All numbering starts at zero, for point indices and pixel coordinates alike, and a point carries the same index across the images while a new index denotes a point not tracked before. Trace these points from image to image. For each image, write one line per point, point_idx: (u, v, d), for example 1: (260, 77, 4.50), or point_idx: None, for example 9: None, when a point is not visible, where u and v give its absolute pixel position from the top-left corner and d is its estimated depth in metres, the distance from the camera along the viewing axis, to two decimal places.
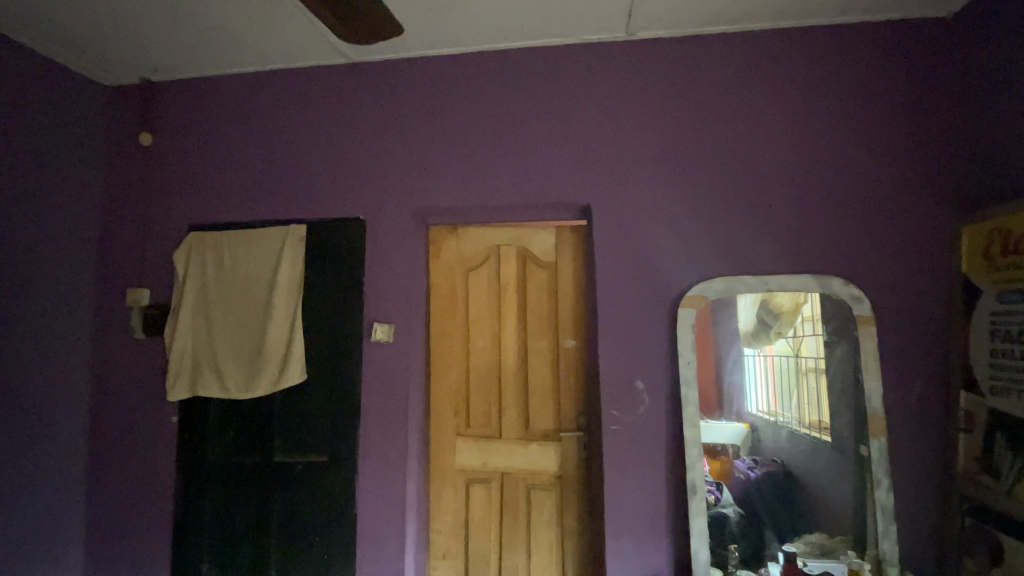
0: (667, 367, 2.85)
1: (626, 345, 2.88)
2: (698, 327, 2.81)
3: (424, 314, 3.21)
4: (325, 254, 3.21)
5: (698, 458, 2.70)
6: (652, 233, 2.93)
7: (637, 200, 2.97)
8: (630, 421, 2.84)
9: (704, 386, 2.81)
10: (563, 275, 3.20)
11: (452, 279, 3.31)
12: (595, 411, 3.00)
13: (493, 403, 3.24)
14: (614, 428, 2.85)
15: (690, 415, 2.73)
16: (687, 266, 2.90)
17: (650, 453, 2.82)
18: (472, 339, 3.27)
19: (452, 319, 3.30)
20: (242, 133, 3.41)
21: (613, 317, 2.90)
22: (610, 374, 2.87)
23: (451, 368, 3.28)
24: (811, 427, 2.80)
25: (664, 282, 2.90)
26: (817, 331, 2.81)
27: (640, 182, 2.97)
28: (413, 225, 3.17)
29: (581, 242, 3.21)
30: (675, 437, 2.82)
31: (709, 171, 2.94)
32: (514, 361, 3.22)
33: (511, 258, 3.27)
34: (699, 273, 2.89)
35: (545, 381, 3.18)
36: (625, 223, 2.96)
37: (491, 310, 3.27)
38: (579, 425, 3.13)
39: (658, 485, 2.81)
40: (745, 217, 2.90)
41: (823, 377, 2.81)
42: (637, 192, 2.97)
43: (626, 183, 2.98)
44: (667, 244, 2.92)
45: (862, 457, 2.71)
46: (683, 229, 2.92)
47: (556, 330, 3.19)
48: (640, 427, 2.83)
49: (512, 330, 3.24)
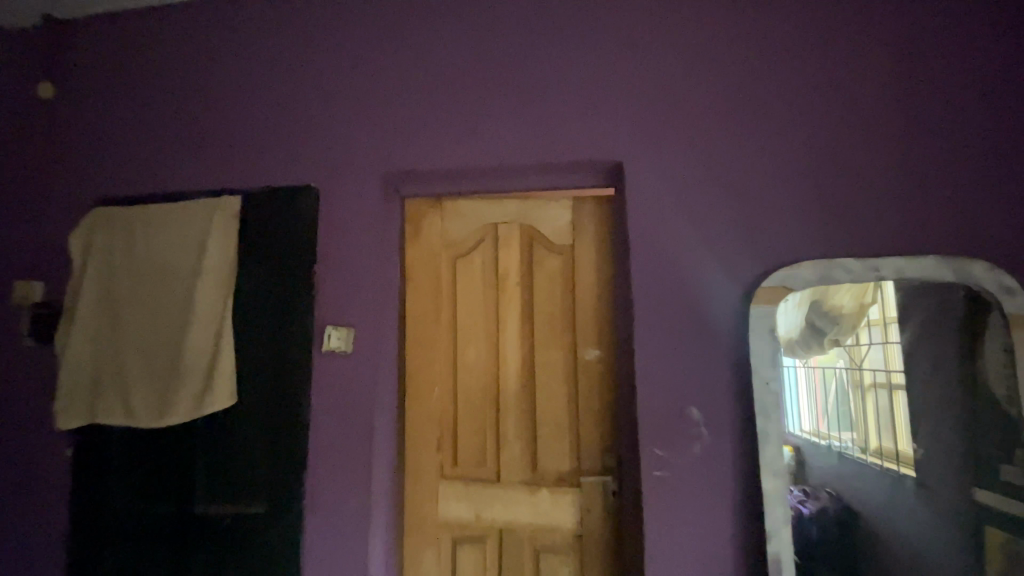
0: (734, 390, 1.99)
1: (674, 358, 2.02)
2: (779, 334, 1.95)
3: (397, 316, 2.40)
4: (264, 236, 2.40)
5: (781, 520, 1.87)
6: (710, 202, 2.09)
7: (689, 155, 2.12)
8: (680, 466, 1.99)
9: (792, 418, 1.92)
10: (582, 263, 2.35)
11: (434, 268, 2.46)
12: (629, 449, 2.15)
13: (490, 434, 2.39)
14: (657, 474, 1.99)
15: (770, 459, 1.89)
16: (761, 245, 2.04)
17: (710, 512, 1.96)
18: (459, 349, 2.44)
19: (433, 321, 2.44)
20: (168, 80, 2.64)
21: (656, 320, 2.05)
22: (652, 401, 2.01)
23: (433, 389, 2.42)
24: (881, 456, 1.94)
25: (729, 269, 2.04)
26: (887, 338, 1.97)
27: (693, 131, 2.13)
28: (380, 196, 2.35)
29: (606, 217, 2.36)
30: (749, 490, 1.96)
31: (791, 115, 2.10)
32: (516, 379, 2.38)
33: (512, 240, 2.42)
34: (777, 256, 2.04)
35: (558, 407, 2.33)
36: (674, 187, 2.11)
37: (485, 311, 2.43)
38: (606, 467, 2.28)
39: (723, 557, 1.95)
40: (844, 175, 2.04)
41: (897, 397, 1.95)
42: (689, 144, 2.13)
43: (674, 132, 2.14)
44: (733, 215, 2.07)
45: (999, 510, 1.83)
46: (755, 193, 2.07)
47: (572, 337, 2.34)
48: (695, 474, 1.98)
49: (512, 338, 2.39)
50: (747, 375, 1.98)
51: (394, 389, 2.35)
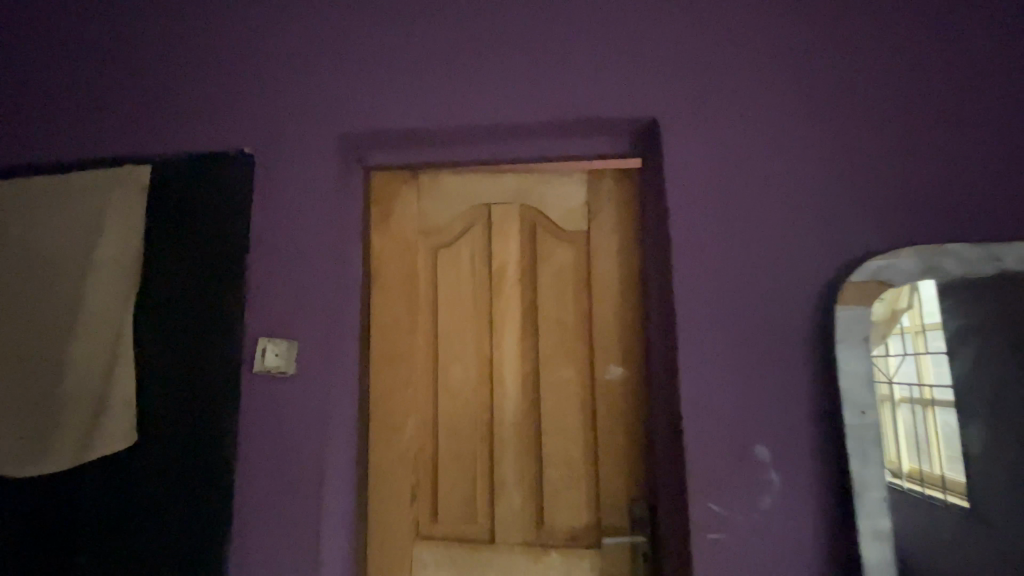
0: (815, 425, 1.46)
1: (732, 382, 1.49)
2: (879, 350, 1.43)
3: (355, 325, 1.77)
4: (175, 216, 1.77)
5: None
6: (782, 170, 1.55)
7: (751, 111, 1.59)
8: (745, 528, 1.45)
9: (900, 465, 1.40)
10: (602, 254, 1.76)
11: (405, 261, 1.84)
12: (667, 503, 1.59)
13: (482, 481, 1.79)
14: (713, 538, 1.45)
15: (874, 521, 1.36)
16: (848, 228, 1.52)
17: None
18: (439, 371, 1.83)
19: (403, 333, 1.82)
20: (52, 12, 1.98)
21: (707, 330, 1.51)
22: (704, 440, 1.48)
23: (403, 424, 1.80)
24: (921, 482, 1.40)
25: (809, 261, 1.51)
26: (919, 348, 1.44)
27: (756, 78, 1.61)
28: (334, 162, 1.73)
29: (633, 193, 1.78)
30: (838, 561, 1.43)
31: (883, 57, 1.59)
32: (513, 410, 1.77)
33: (509, 224, 1.81)
34: (871, 241, 1.52)
35: (572, 446, 1.74)
36: (732, 148, 1.57)
37: (474, 319, 1.82)
38: (634, 525, 1.70)
39: None
40: (956, 134, 1.54)
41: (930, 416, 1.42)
42: (750, 96, 1.60)
43: (730, 81, 1.61)
44: (811, 189, 1.54)
45: None
46: (839, 159, 1.55)
47: (589, 352, 1.75)
48: (767, 538, 1.44)
49: (509, 355, 1.79)
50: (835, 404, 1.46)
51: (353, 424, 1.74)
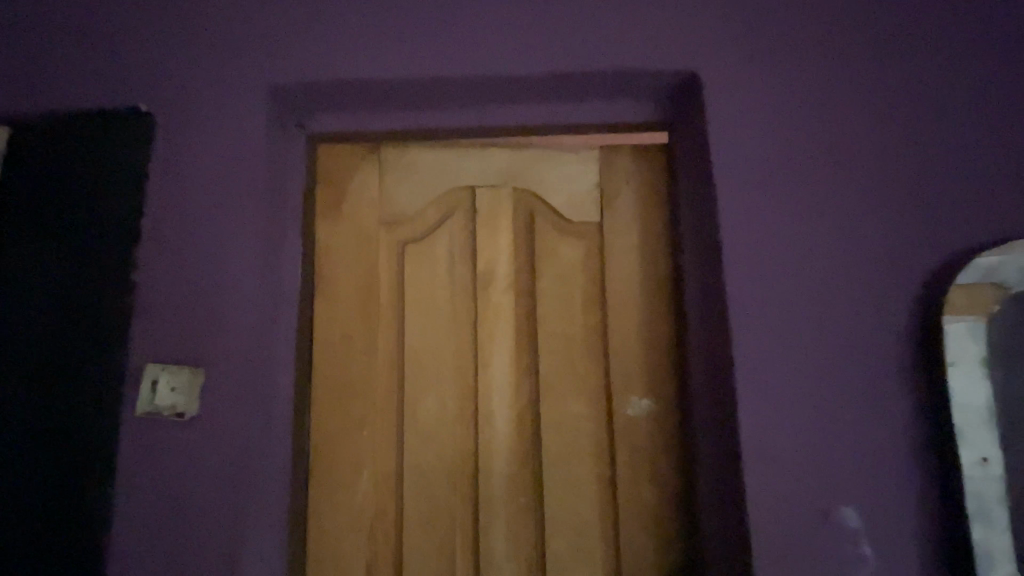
0: (917, 478, 1.08)
1: (807, 423, 1.09)
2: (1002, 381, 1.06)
3: (292, 347, 1.30)
4: (26, 187, 1.25)
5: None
6: (862, 137, 1.17)
7: (821, 58, 1.21)
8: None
9: None
10: (620, 252, 1.36)
11: (361, 261, 1.38)
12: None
13: (466, 559, 1.30)
14: None
15: None
16: (954, 214, 1.15)
17: None
18: (405, 409, 1.33)
19: (356, 357, 1.34)
20: None
21: (774, 351, 1.11)
22: (776, 503, 1.07)
23: (356, 483, 1.31)
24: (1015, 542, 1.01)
25: (900, 256, 1.14)
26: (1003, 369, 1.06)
27: (827, 15, 1.22)
28: (264, 124, 1.27)
29: (656, 172, 1.38)
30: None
31: None
32: (507, 460, 1.31)
33: (500, 212, 1.38)
34: (984, 230, 1.14)
35: (585, 507, 1.30)
36: (796, 108, 1.19)
37: (453, 338, 1.35)
38: None
39: None
40: None
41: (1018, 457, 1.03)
42: (819, 38, 1.21)
43: (793, 18, 1.22)
44: (901, 162, 1.16)
45: None
46: (937, 122, 1.17)
47: (605, 380, 1.33)
48: None
49: (500, 386, 1.33)
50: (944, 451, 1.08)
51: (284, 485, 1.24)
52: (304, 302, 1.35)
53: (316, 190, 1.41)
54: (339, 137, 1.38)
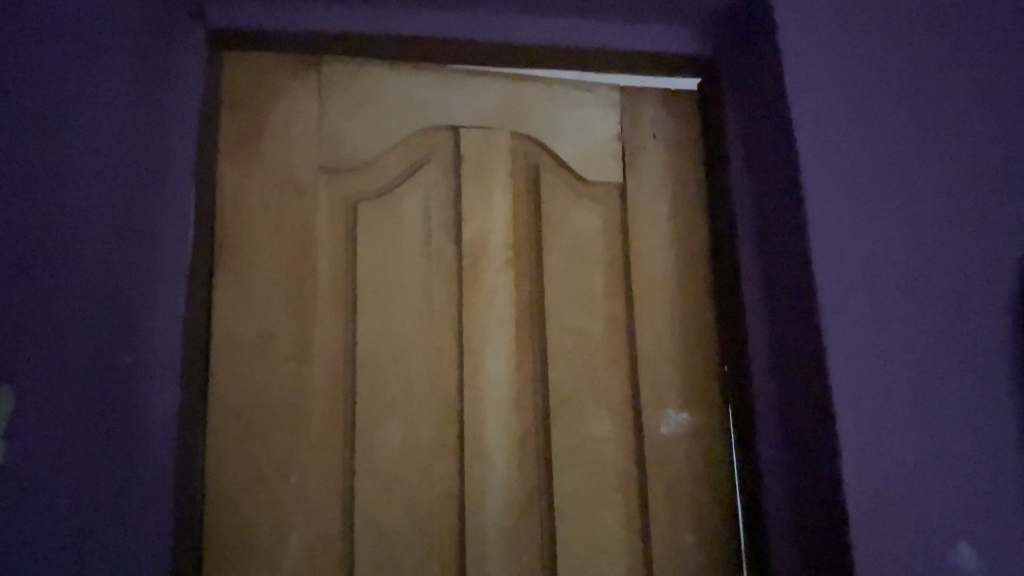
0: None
1: (915, 437, 0.83)
2: None
3: (173, 348, 0.83)
4: None
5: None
6: (953, 77, 0.95)
7: None
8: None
9: None
10: (646, 221, 1.04)
11: (290, 223, 0.94)
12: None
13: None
14: None
15: None
16: None
17: None
18: (357, 439, 0.90)
19: (281, 365, 0.90)
20: None
21: (872, 344, 0.85)
22: (886, 546, 0.80)
23: (278, 555, 0.86)
24: None
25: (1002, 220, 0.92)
26: None
27: None
28: (138, 4, 0.84)
29: (689, 122, 1.09)
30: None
31: None
32: (505, 505, 0.93)
33: (494, 162, 1.01)
34: None
35: (610, 560, 0.95)
36: (877, 36, 0.95)
37: (428, 333, 0.95)
38: None
39: None
40: None
41: None
42: None
43: None
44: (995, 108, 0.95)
45: None
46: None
47: (632, 388, 1.01)
48: None
49: (496, 401, 0.95)
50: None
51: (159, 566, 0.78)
52: (196, 280, 0.88)
53: (218, 115, 0.94)
54: (258, 41, 0.95)
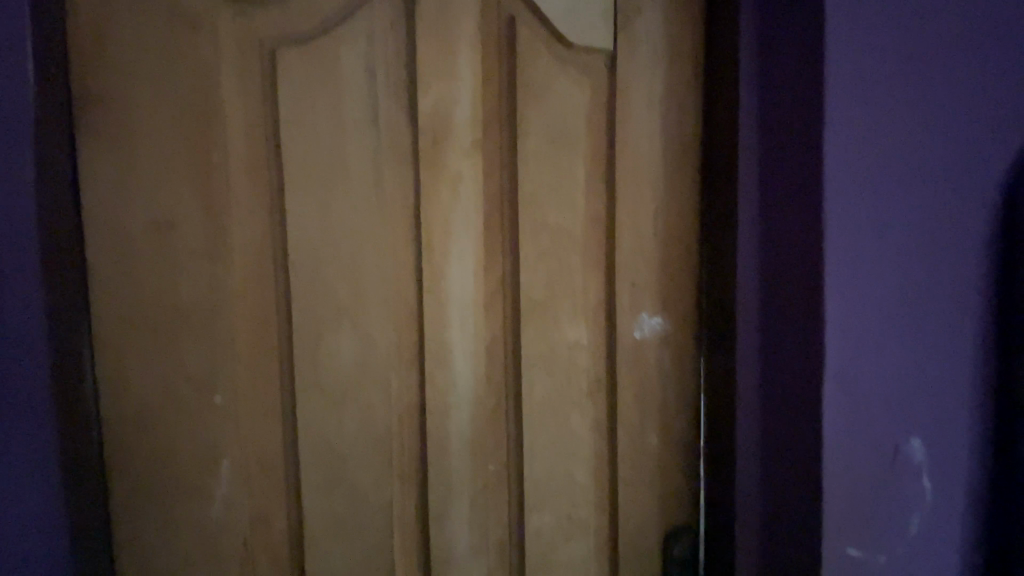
0: (985, 406, 0.88)
1: (891, 340, 0.82)
2: None
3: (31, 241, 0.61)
4: None
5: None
6: None
7: None
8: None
9: None
10: (636, 100, 0.89)
11: (184, 73, 0.69)
12: (749, 555, 0.89)
13: (412, 565, 0.84)
14: None
15: None
16: None
17: None
18: (297, 352, 0.76)
19: (190, 265, 0.71)
20: None
21: (867, 244, 0.80)
22: (852, 442, 0.80)
23: (210, 484, 0.73)
24: None
25: (1000, 115, 0.85)
26: None
27: None
28: None
29: None
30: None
31: None
32: (470, 417, 0.84)
33: (460, 11, 0.79)
34: None
35: (576, 465, 0.91)
36: None
37: (380, 227, 0.78)
38: (679, 563, 0.95)
39: None
40: None
41: None
42: None
43: None
44: None
45: None
46: None
47: (609, 291, 0.91)
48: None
49: (461, 307, 0.83)
50: (1010, 377, 0.87)
51: (59, 520, 0.63)
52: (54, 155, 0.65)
53: None
54: None
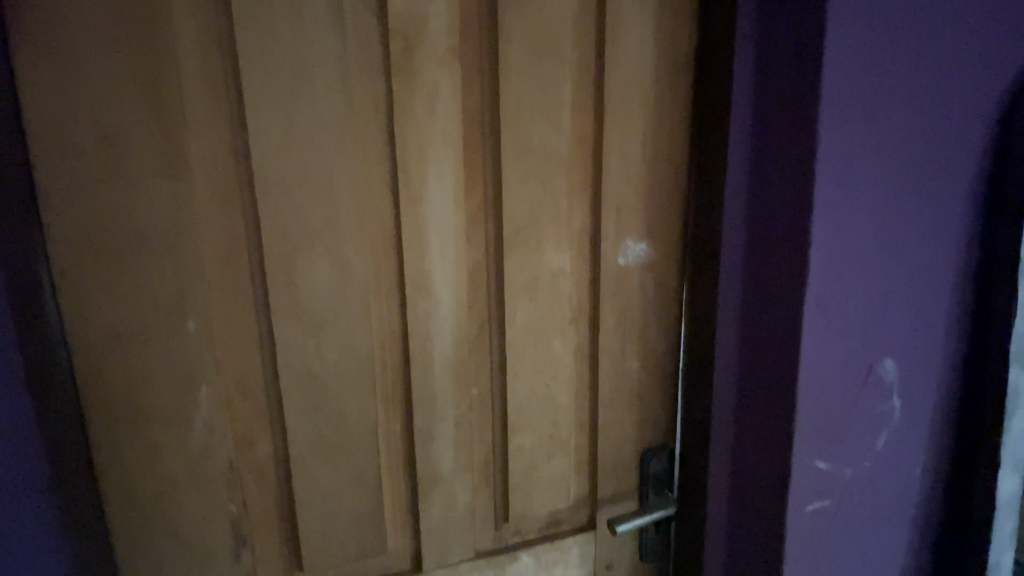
0: (955, 327, 0.90)
1: (873, 265, 0.82)
2: None
3: None
4: None
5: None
6: None
7: None
8: (853, 491, 0.88)
9: None
10: (628, 5, 0.82)
11: None
12: (722, 471, 0.93)
13: (399, 483, 0.86)
14: (816, 508, 0.86)
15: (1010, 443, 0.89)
16: None
17: (897, 547, 0.94)
18: (271, 278, 0.73)
19: (148, 184, 0.68)
20: None
21: (860, 165, 0.77)
22: (828, 365, 0.81)
23: (189, 408, 0.73)
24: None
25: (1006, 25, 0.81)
26: None
27: None
28: None
29: None
30: (937, 525, 0.97)
31: None
32: (453, 343, 0.84)
33: None
34: None
35: (559, 389, 0.92)
36: None
37: (351, 144, 0.73)
38: (654, 479, 1.00)
39: None
40: None
41: None
42: None
43: None
44: None
45: None
46: None
47: (594, 215, 0.88)
48: (882, 488, 0.90)
49: (442, 232, 0.80)
50: (983, 296, 0.89)
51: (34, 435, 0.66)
52: None
53: None
54: None
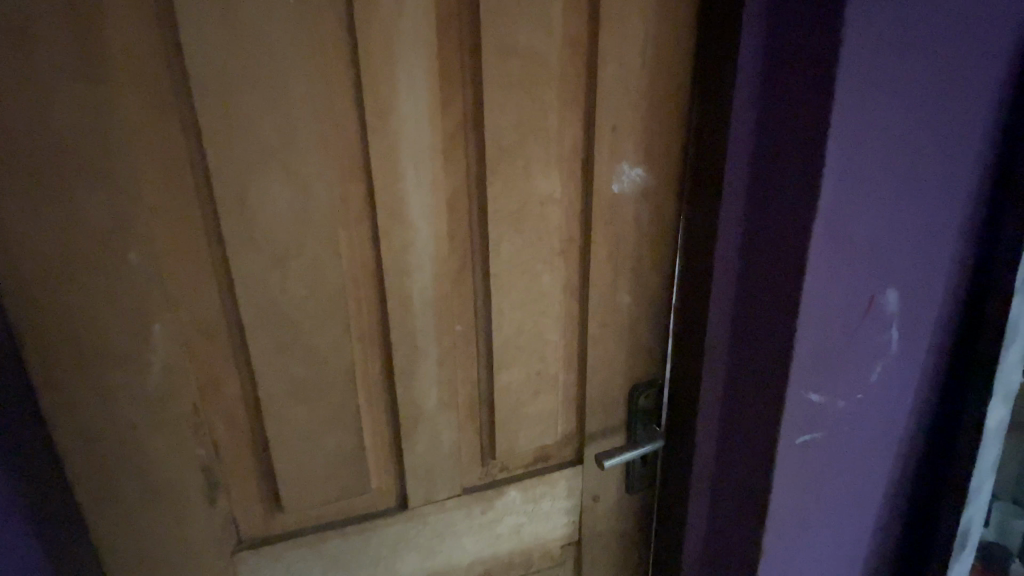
0: (961, 257, 0.86)
1: (885, 191, 0.75)
2: None
3: None
4: None
5: (980, 514, 0.98)
6: None
7: None
8: (843, 424, 0.87)
9: None
10: None
11: None
12: (712, 406, 0.92)
13: (380, 423, 0.82)
14: (806, 441, 0.85)
15: (1003, 374, 0.88)
16: None
17: (881, 475, 0.96)
18: (221, 204, 0.65)
19: (62, 91, 0.57)
20: None
21: (883, 77, 0.68)
22: (828, 299, 0.77)
23: (142, 348, 0.67)
24: None
25: None
26: None
27: None
28: None
29: None
30: (921, 453, 0.98)
31: None
32: (433, 277, 0.77)
33: None
34: None
35: (546, 325, 0.88)
36: None
37: (306, 46, 0.62)
38: (641, 415, 0.98)
39: (885, 534, 1.02)
40: None
41: None
42: None
43: None
44: None
45: None
46: None
47: (587, 136, 0.80)
48: (872, 420, 0.89)
49: (417, 153, 0.71)
50: (993, 224, 0.85)
51: None
52: None
53: None
54: None
